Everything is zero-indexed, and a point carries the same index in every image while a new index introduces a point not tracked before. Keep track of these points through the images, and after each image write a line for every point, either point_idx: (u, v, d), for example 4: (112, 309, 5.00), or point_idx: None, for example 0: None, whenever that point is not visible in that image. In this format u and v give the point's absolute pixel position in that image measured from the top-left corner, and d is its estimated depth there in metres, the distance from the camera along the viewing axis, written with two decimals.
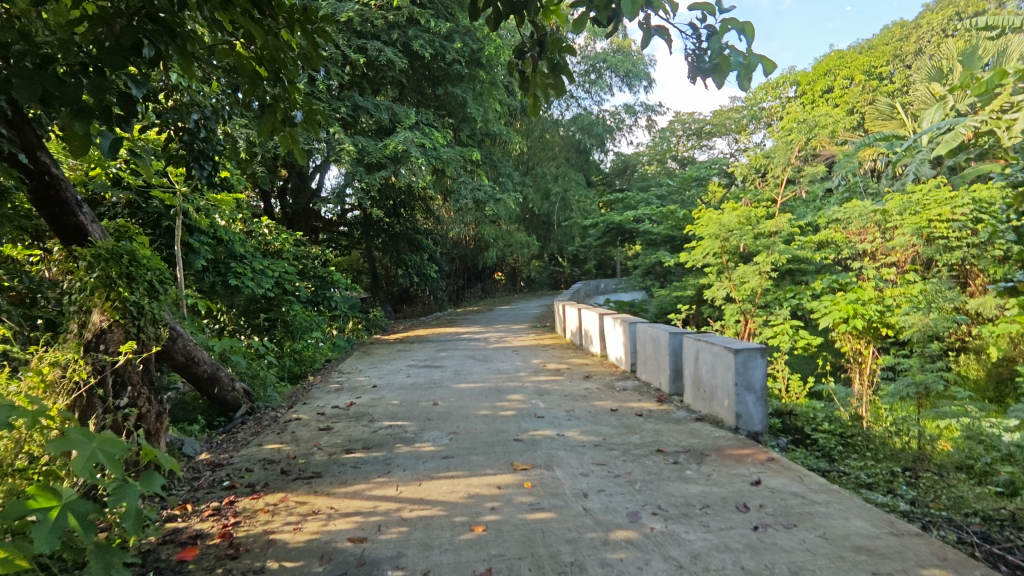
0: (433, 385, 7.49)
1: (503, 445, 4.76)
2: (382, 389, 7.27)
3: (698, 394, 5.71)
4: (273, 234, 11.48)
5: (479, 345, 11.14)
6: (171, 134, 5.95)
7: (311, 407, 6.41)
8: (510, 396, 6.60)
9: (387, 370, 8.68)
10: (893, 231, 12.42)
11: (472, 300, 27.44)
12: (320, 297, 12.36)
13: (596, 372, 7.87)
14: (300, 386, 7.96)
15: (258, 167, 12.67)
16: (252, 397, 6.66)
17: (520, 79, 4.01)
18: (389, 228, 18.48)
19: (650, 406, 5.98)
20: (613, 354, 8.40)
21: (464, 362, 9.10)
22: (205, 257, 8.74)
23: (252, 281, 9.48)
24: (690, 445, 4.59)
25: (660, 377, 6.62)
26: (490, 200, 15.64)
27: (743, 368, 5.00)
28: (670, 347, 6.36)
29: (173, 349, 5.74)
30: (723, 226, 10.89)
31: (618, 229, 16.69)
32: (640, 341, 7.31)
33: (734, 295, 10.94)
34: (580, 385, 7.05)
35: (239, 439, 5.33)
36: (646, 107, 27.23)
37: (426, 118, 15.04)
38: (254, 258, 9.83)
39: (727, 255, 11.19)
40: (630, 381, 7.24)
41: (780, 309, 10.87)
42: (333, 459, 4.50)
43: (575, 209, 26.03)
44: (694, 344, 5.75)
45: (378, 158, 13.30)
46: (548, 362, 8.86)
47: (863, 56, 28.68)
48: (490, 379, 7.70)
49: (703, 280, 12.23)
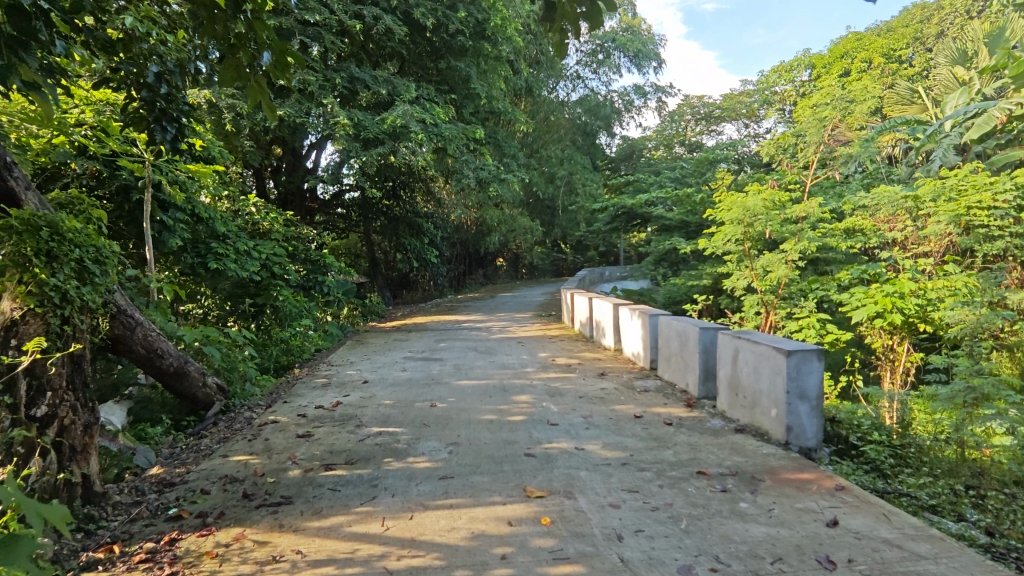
0: (431, 382, 6.71)
1: (512, 462, 4.01)
2: (374, 386, 6.50)
3: (735, 400, 4.95)
4: (261, 213, 10.65)
5: (481, 336, 10.40)
6: (127, 90, 5.09)
7: (293, 406, 5.65)
8: (518, 397, 5.84)
9: (382, 363, 7.90)
10: (926, 218, 11.52)
11: (473, 286, 26.64)
12: (312, 281, 11.51)
13: (613, 370, 7.10)
14: (285, 380, 7.19)
15: (246, 141, 11.81)
16: (225, 392, 5.94)
17: (545, 5, 3.39)
18: (389, 210, 17.63)
19: (679, 412, 5.21)
20: (630, 348, 7.62)
21: (466, 355, 8.34)
22: (181, 236, 7.89)
23: (235, 263, 8.65)
24: (737, 465, 3.84)
25: (687, 378, 5.88)
26: (495, 181, 14.75)
27: (796, 373, 4.23)
28: (700, 344, 5.60)
29: (130, 340, 4.96)
30: (748, 210, 9.94)
31: (628, 214, 15.88)
32: (662, 336, 6.56)
33: (756, 286, 10.17)
34: (596, 385, 6.29)
35: (205, 447, 4.57)
36: (657, 88, 26.22)
37: (428, 93, 14.17)
38: (239, 238, 9.00)
39: (750, 242, 10.32)
40: (651, 381, 6.47)
41: (805, 300, 10.11)
42: (310, 477, 3.74)
43: (580, 194, 25.17)
44: (732, 342, 5.00)
45: (376, 134, 12.42)
46: (557, 356, 8.08)
47: (881, 39, 27.70)
48: (495, 375, 6.92)
49: (722, 268, 11.42)
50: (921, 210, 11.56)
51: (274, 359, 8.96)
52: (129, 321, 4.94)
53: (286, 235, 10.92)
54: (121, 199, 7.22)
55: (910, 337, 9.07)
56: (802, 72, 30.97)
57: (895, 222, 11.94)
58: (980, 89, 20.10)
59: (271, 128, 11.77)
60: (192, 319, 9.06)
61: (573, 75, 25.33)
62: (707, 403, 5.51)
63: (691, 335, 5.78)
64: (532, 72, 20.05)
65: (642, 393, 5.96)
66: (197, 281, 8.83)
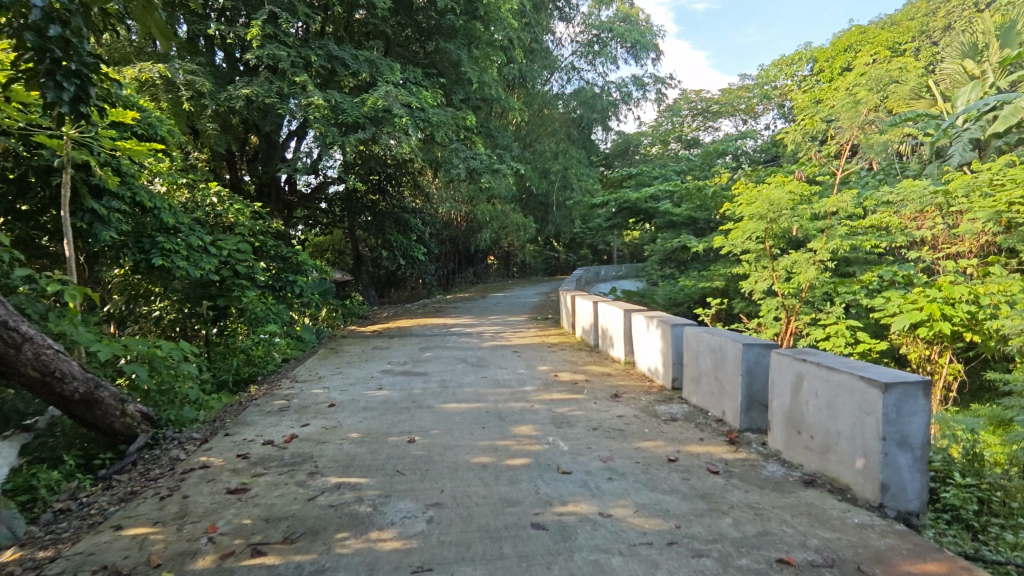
0: (411, 405, 5.56)
1: (514, 537, 2.90)
2: (341, 412, 5.32)
3: (796, 440, 3.89)
4: (223, 204, 9.44)
5: (472, 344, 9.27)
6: (9, 36, 3.88)
7: (235, 441, 4.48)
8: (517, 429, 4.70)
9: (355, 379, 6.73)
10: (958, 216, 10.61)
11: (463, 285, 25.51)
12: (282, 281, 10.24)
13: (629, 390, 5.99)
14: (237, 402, 5.97)
15: (210, 124, 10.55)
16: (154, 422, 4.76)
17: None
18: (374, 205, 16.52)
19: (723, 452, 4.12)
20: (645, 362, 6.54)
21: (454, 369, 7.21)
22: (118, 230, 6.67)
23: (186, 261, 7.49)
24: (832, 550, 2.74)
25: (723, 403, 4.85)
26: (488, 171, 13.45)
27: (895, 414, 3.17)
28: (743, 365, 4.55)
29: (14, 360, 3.85)
30: (773, 203, 8.79)
31: (632, 209, 14.81)
32: (688, 350, 5.53)
33: (778, 289, 9.17)
34: (612, 412, 5.17)
35: (101, 506, 3.41)
36: (656, 79, 25.16)
37: (415, 76, 12.99)
38: (193, 232, 7.82)
39: (774, 241, 9.26)
40: (677, 406, 5.36)
41: (831, 306, 9.20)
42: (226, 569, 2.61)
43: (576, 189, 24.01)
44: (792, 365, 3.94)
45: (355, 117, 11.16)
46: (560, 372, 6.94)
47: (886, 32, 26.89)
48: (488, 397, 5.78)
49: (737, 268, 10.39)
50: (953, 206, 10.58)
51: (234, 371, 7.70)
52: (13, 336, 3.84)
53: (253, 228, 9.66)
54: (42, 183, 6.06)
55: (951, 347, 8.27)
56: (802, 67, 30.26)
57: (923, 218, 10.95)
58: (993, 82, 19.28)
59: (238, 110, 10.53)
60: (150, 322, 8.59)
61: (568, 66, 24.32)
62: (752, 437, 4.47)
63: (730, 353, 4.73)
64: (526, 61, 18.99)
65: (670, 423, 4.85)
66: (149, 279, 7.79)
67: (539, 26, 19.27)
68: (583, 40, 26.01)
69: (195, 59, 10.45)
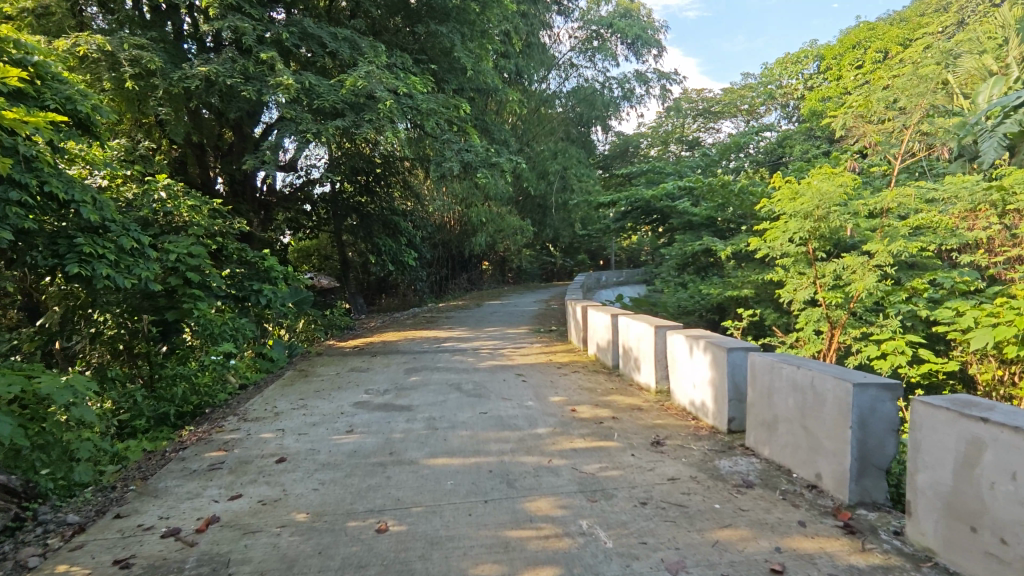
0: (388, 459, 4.16)
1: None
2: (292, 472, 3.92)
3: (968, 542, 2.53)
4: (175, 199, 8.00)
5: (469, 363, 7.90)
6: None
7: (123, 531, 3.08)
8: (533, 505, 3.32)
9: (320, 417, 5.33)
10: (1017, 214, 9.29)
11: (457, 292, 24.15)
12: (246, 290, 8.80)
13: (674, 435, 4.64)
14: (160, 453, 4.59)
15: (163, 108, 9.17)
16: (19, 494, 3.37)
17: None
18: (361, 206, 15.21)
19: (848, 554, 2.76)
20: (685, 394, 5.22)
21: (448, 400, 5.85)
22: (17, 230, 5.30)
23: (114, 267, 6.16)
24: None
25: (817, 461, 3.51)
26: (485, 166, 11.86)
27: None
28: (854, 415, 3.22)
29: None
30: (821, 194, 7.48)
31: (643, 208, 13.56)
32: (753, 382, 4.22)
33: (823, 297, 7.86)
34: (661, 471, 3.81)
35: None
36: (660, 74, 23.90)
37: (402, 61, 11.61)
38: (128, 232, 6.44)
39: (819, 242, 7.93)
40: (743, 461, 3.99)
41: (886, 319, 7.89)
42: None
43: (575, 190, 22.67)
44: (957, 426, 2.57)
45: (333, 102, 9.76)
46: (578, 405, 5.56)
47: (897, 28, 25.60)
48: (490, 447, 4.39)
49: (772, 275, 9.09)
50: (1010, 203, 9.32)
51: (178, 402, 6.31)
52: None
53: (211, 228, 8.26)
54: None
55: None
56: (808, 65, 29.13)
57: (976, 216, 9.65)
58: (1021, 76, 18.01)
59: (196, 92, 9.14)
60: (88, 338, 7.46)
61: (566, 62, 23.14)
62: (871, 517, 3.13)
63: (829, 395, 3.39)
64: (525, 53, 17.78)
65: (744, 492, 3.48)
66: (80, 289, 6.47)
67: (537, 16, 17.97)
68: (583, 35, 24.79)
69: (147, 33, 9.06)
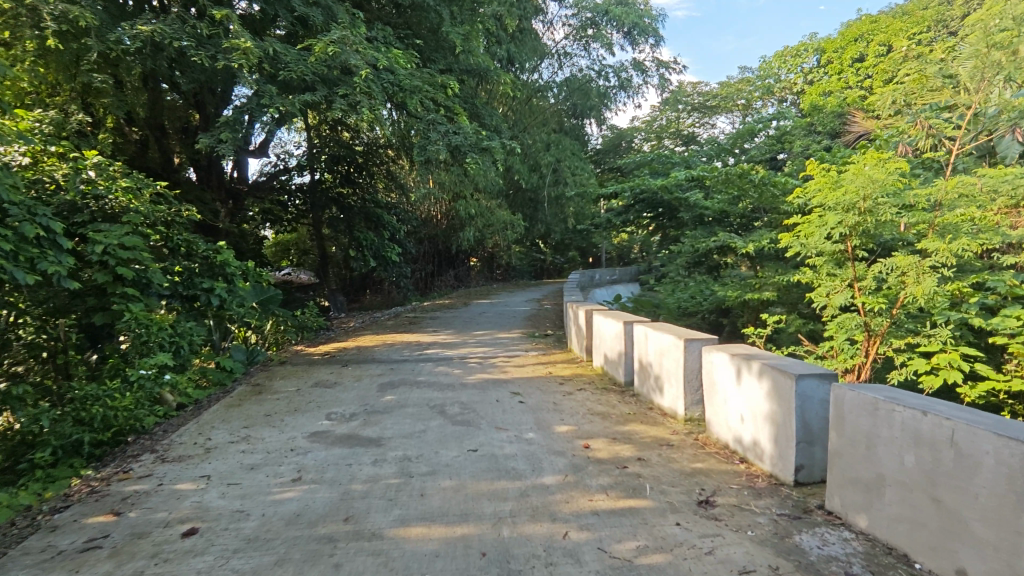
0: (341, 532, 2.98)
1: None
2: (200, 557, 2.74)
3: None
4: (108, 180, 6.70)
5: (457, 376, 6.75)
6: None
7: None
8: None
9: (264, 456, 4.14)
10: None
11: (444, 289, 22.97)
12: (195, 290, 7.60)
13: (726, 488, 3.52)
14: (31, 513, 3.38)
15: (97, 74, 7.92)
16: None
17: None
18: (342, 198, 13.89)
19: None
20: (727, 428, 4.14)
21: (429, 430, 4.69)
22: None
23: (11, 257, 4.97)
24: None
25: (957, 550, 2.42)
26: (475, 151, 10.57)
27: None
28: None
29: None
30: (871, 182, 6.41)
31: (647, 201, 12.45)
32: (838, 424, 3.11)
33: (861, 301, 6.72)
34: (728, 558, 2.69)
35: None
36: (658, 63, 22.79)
37: (385, 34, 10.36)
38: (31, 217, 5.17)
39: (861, 239, 6.84)
40: (835, 539, 2.87)
41: (935, 328, 6.80)
42: None
43: (569, 184, 21.53)
44: None
45: (301, 74, 8.55)
46: (592, 440, 4.43)
47: (900, 20, 24.58)
48: (484, 509, 3.24)
49: (800, 277, 8.01)
50: None
51: (96, 427, 5.05)
52: None
53: (152, 215, 7.00)
54: None
55: None
56: (808, 59, 28.20)
57: (1020, 213, 8.55)
58: None
59: (138, 58, 7.96)
60: None
61: (559, 50, 21.96)
62: None
63: (986, 460, 2.29)
64: (518, 38, 16.64)
65: None
66: None
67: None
68: (577, 23, 23.70)
69: None
